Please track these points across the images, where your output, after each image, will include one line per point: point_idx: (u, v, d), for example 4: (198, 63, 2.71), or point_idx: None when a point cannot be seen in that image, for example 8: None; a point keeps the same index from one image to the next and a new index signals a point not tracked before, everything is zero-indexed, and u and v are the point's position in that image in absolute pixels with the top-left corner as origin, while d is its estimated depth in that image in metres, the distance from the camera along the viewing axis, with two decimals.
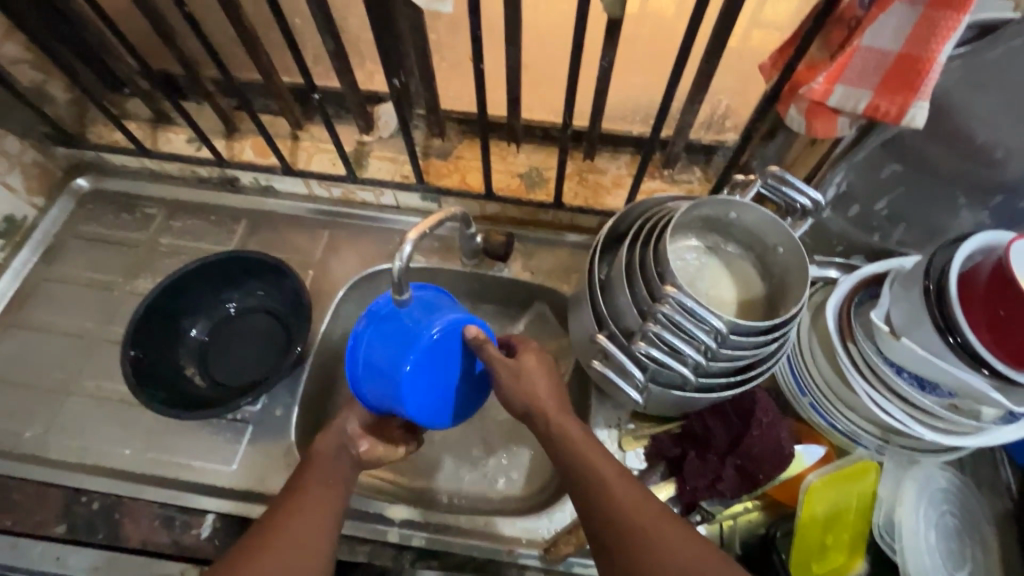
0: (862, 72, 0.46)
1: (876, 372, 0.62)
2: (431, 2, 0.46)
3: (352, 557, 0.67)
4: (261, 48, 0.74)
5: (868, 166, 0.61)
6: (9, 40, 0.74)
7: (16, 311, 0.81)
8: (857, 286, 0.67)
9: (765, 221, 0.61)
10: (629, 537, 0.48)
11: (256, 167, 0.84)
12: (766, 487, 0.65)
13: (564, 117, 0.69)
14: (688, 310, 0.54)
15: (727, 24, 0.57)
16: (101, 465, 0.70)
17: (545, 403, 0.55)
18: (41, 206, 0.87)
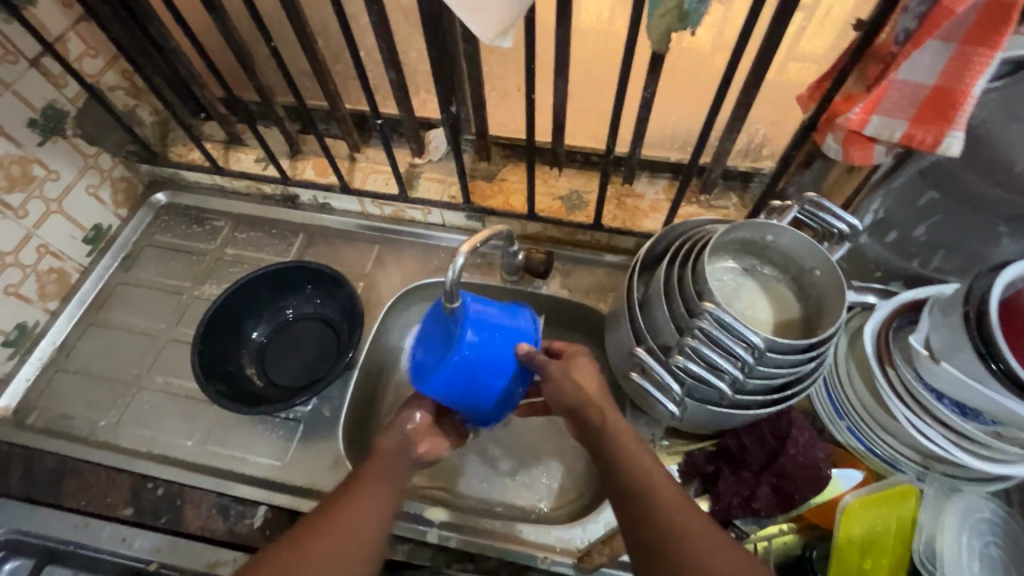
0: (898, 104, 0.49)
1: (916, 397, 0.63)
2: (494, 37, 0.50)
3: (391, 555, 0.70)
4: (330, 77, 0.81)
5: (906, 193, 0.63)
6: (111, 68, 0.85)
7: (97, 311, 0.89)
8: (896, 311, 0.68)
9: (803, 245, 0.63)
10: (676, 546, 0.50)
11: (317, 184, 0.91)
12: (802, 509, 0.65)
13: (608, 143, 0.73)
14: (726, 326, 0.56)
15: (766, 58, 0.60)
16: (167, 455, 0.76)
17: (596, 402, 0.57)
18: (124, 216, 0.95)
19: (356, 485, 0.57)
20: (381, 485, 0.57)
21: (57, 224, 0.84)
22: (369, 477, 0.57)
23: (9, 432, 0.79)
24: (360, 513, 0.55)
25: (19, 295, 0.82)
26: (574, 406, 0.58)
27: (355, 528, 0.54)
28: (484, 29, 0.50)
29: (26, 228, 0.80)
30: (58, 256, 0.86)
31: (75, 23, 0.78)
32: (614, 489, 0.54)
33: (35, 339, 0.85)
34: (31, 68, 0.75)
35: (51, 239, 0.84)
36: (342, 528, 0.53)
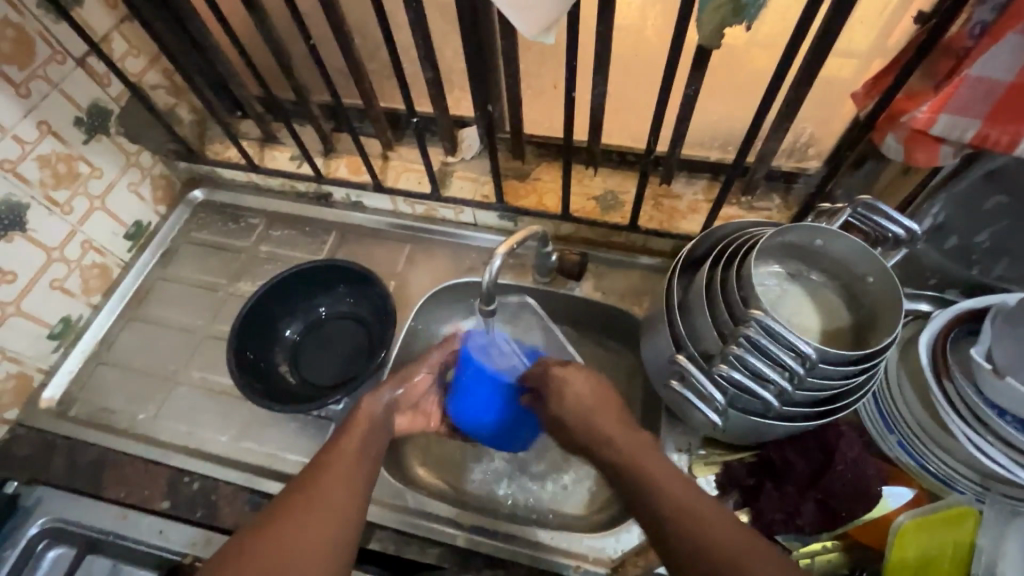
0: (970, 103, 0.45)
1: (976, 413, 0.59)
2: (538, 34, 0.49)
3: (421, 557, 0.69)
4: (366, 76, 0.81)
5: (970, 197, 0.59)
6: (153, 67, 0.86)
7: (137, 305, 0.91)
8: (953, 321, 0.65)
9: (855, 250, 0.60)
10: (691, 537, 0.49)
11: (350, 183, 0.91)
12: (849, 527, 0.63)
13: (647, 142, 0.71)
14: (774, 334, 0.54)
15: (820, 53, 0.57)
16: (203, 450, 0.78)
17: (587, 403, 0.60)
18: (163, 213, 0.97)
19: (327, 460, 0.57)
20: (350, 459, 0.57)
21: (101, 220, 0.86)
22: (341, 453, 0.58)
23: (53, 423, 0.81)
24: (331, 490, 0.54)
25: (65, 290, 0.84)
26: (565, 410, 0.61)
27: (331, 499, 0.53)
28: (527, 26, 0.48)
29: (71, 223, 0.82)
30: (101, 252, 0.88)
31: (119, 22, 0.80)
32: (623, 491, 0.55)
33: (78, 332, 0.87)
34: (78, 67, 0.77)
35: (94, 235, 0.86)
36: (315, 501, 0.53)
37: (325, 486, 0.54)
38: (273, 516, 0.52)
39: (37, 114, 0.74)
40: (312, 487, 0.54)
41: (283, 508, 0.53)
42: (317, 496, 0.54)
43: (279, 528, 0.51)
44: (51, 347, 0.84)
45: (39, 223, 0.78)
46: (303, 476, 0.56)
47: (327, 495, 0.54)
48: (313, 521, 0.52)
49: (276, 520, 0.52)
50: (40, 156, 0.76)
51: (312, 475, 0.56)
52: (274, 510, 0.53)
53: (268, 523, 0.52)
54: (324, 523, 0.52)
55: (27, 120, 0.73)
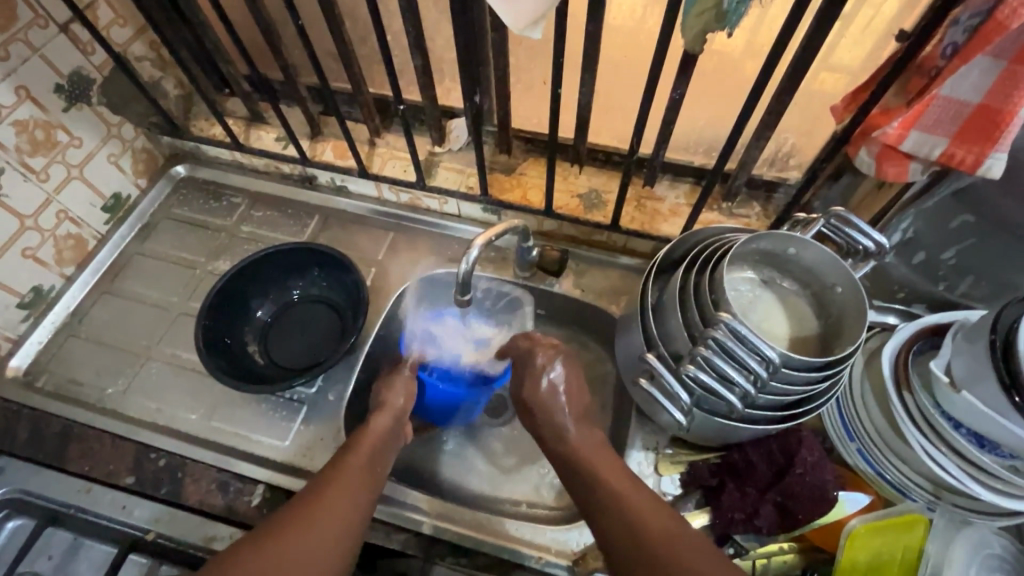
0: (939, 121, 0.47)
1: (932, 424, 0.61)
2: (523, 28, 0.49)
3: (386, 543, 0.68)
4: (355, 60, 0.80)
5: (938, 215, 0.61)
6: (138, 38, 0.85)
7: (112, 279, 0.90)
8: (917, 334, 0.67)
9: (826, 260, 0.61)
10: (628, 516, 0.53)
11: (335, 167, 0.91)
12: (805, 529, 0.64)
13: (631, 144, 0.72)
14: (741, 338, 0.55)
15: (803, 63, 0.58)
16: (171, 427, 0.77)
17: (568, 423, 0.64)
18: (143, 186, 0.96)
19: (342, 466, 0.59)
20: (365, 467, 0.60)
21: (78, 190, 0.85)
22: (353, 461, 0.60)
23: (19, 393, 0.80)
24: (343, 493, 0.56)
25: (37, 259, 0.82)
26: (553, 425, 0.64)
27: (342, 507, 0.55)
28: (514, 18, 0.49)
29: (46, 192, 0.80)
30: (77, 222, 0.86)
31: None
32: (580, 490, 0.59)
33: (50, 302, 0.86)
34: (60, 34, 0.76)
35: (70, 206, 0.84)
36: (327, 504, 0.54)
37: (340, 493, 0.56)
38: (287, 519, 0.52)
39: (15, 78, 0.73)
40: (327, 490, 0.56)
41: (296, 510, 0.54)
42: (329, 499, 0.55)
43: (293, 532, 0.51)
44: (20, 316, 0.82)
45: (13, 189, 0.76)
46: (310, 486, 0.57)
47: (339, 501, 0.55)
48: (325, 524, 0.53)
49: (290, 523, 0.52)
50: (17, 121, 0.74)
51: (325, 481, 0.57)
52: (287, 512, 0.53)
53: (281, 525, 0.52)
54: (335, 528, 0.53)
55: (4, 84, 0.72)
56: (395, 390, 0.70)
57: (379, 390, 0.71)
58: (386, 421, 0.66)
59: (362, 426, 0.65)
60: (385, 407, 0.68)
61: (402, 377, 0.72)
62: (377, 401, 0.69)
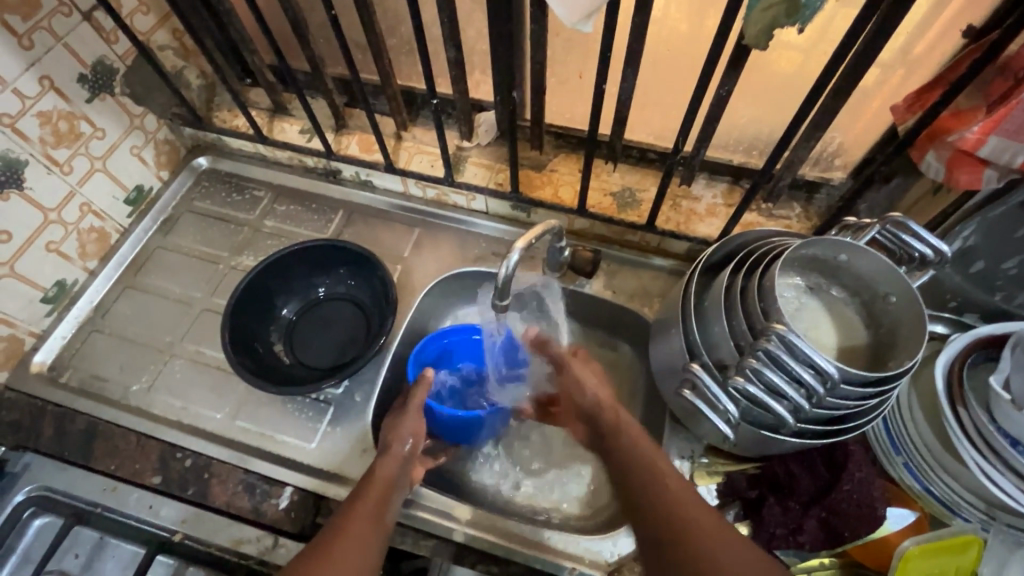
0: (1022, 127, 0.44)
1: (988, 440, 0.58)
2: (576, 20, 0.47)
3: (414, 550, 0.68)
4: (385, 51, 0.78)
5: (1002, 223, 0.58)
6: (162, 26, 0.83)
7: (134, 273, 0.88)
8: (972, 345, 0.64)
9: (882, 269, 0.58)
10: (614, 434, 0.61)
11: (361, 161, 0.89)
12: (848, 546, 0.62)
13: (674, 142, 0.69)
14: (795, 351, 0.52)
15: (864, 60, 0.55)
16: (196, 426, 0.76)
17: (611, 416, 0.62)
18: (165, 178, 0.94)
19: (348, 518, 0.57)
20: (371, 520, 0.57)
21: (101, 183, 0.83)
22: (359, 514, 0.57)
23: (43, 388, 0.79)
24: (351, 550, 0.54)
25: (61, 253, 0.81)
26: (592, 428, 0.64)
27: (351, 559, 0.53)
28: (568, 11, 0.46)
29: (70, 184, 0.79)
30: (100, 216, 0.85)
31: None
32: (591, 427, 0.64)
33: (73, 297, 0.84)
34: (84, 22, 0.74)
35: (93, 198, 0.83)
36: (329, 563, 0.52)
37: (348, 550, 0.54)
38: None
39: (39, 68, 0.71)
40: (332, 547, 0.53)
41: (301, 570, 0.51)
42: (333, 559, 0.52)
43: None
44: (44, 311, 0.81)
45: (37, 182, 0.75)
46: (319, 539, 0.55)
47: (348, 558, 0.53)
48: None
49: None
50: (40, 113, 0.72)
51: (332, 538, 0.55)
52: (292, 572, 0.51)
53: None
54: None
55: (28, 75, 0.70)
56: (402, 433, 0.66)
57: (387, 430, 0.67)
58: (393, 467, 0.63)
59: (369, 471, 0.63)
60: (392, 448, 0.64)
61: (409, 419, 0.68)
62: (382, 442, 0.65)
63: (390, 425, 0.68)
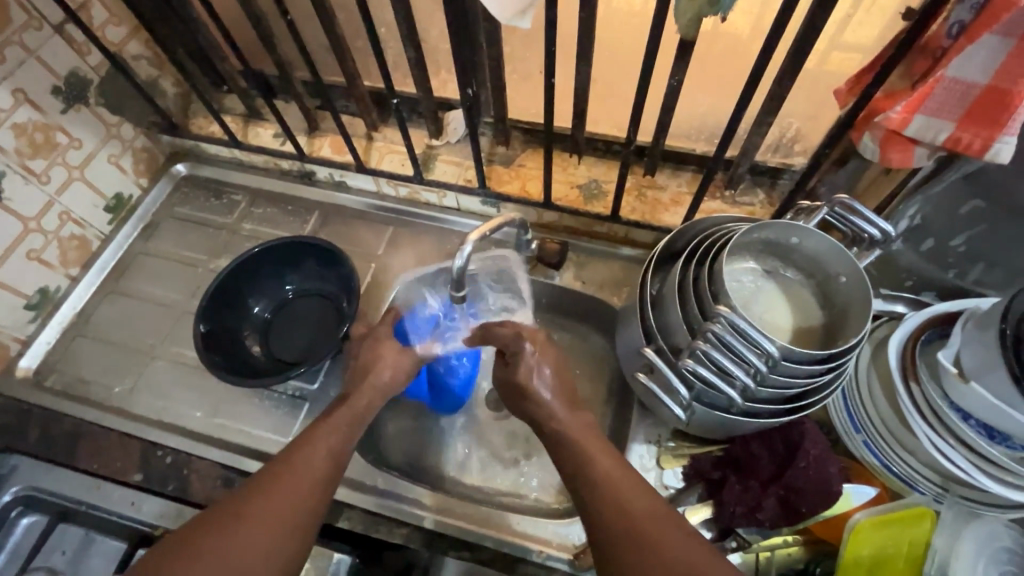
0: (945, 104, 0.45)
1: (938, 414, 0.60)
2: (511, 17, 0.49)
3: (388, 538, 0.70)
4: (348, 53, 0.80)
5: (946, 201, 0.59)
6: (134, 37, 0.85)
7: (117, 278, 0.91)
8: (925, 323, 0.65)
9: (832, 250, 0.60)
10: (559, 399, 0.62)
11: (333, 163, 0.90)
12: (809, 523, 0.63)
13: (630, 132, 0.70)
14: (740, 332, 0.53)
15: (804, 46, 0.56)
16: (176, 424, 0.78)
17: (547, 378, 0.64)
18: (144, 185, 0.96)
19: (300, 446, 0.57)
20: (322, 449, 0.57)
21: (79, 191, 0.85)
22: (316, 440, 0.57)
23: (29, 393, 0.81)
24: (292, 478, 0.54)
25: (42, 261, 0.83)
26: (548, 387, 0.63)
27: (296, 487, 0.53)
28: (501, 9, 0.48)
29: (48, 194, 0.81)
30: (80, 223, 0.87)
31: None
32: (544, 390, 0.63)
33: (56, 303, 0.86)
34: (56, 35, 0.76)
35: (73, 207, 0.85)
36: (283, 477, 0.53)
37: (291, 478, 0.54)
38: (226, 521, 0.50)
39: (12, 81, 0.73)
40: (293, 458, 0.55)
41: (256, 491, 0.52)
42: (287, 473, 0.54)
43: (246, 512, 0.50)
44: (27, 317, 0.83)
45: (16, 191, 0.77)
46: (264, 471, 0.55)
47: (292, 485, 0.53)
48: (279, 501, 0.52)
49: (231, 522, 0.50)
50: (15, 124, 0.75)
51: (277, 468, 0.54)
52: (246, 493, 0.52)
53: (231, 515, 0.51)
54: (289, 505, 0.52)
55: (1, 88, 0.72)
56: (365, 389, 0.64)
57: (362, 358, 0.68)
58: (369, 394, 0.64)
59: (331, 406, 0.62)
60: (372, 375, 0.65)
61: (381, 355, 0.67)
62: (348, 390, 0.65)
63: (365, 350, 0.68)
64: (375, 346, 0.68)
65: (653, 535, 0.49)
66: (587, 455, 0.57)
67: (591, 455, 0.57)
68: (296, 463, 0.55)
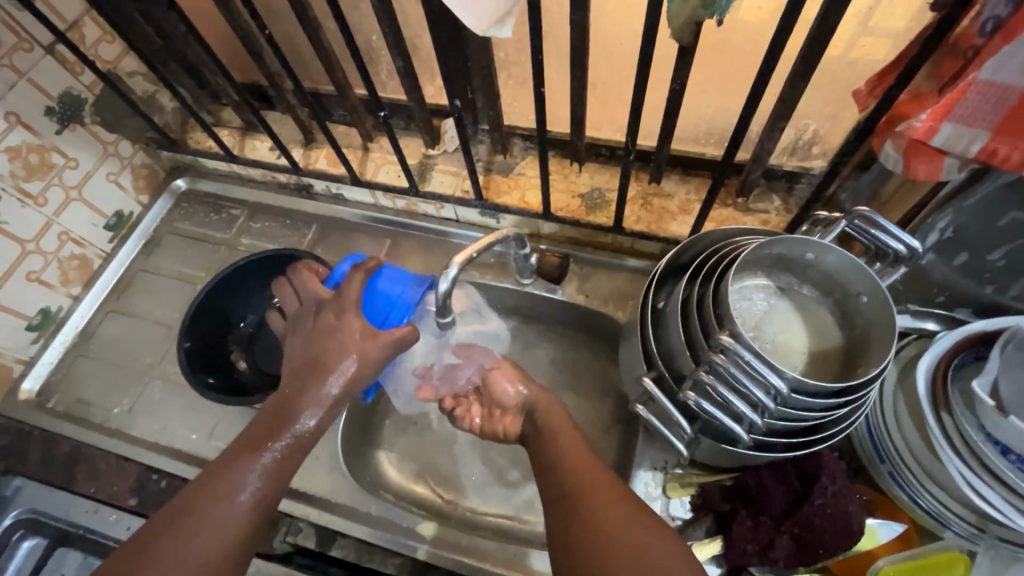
0: (977, 111, 0.40)
1: (974, 449, 0.53)
2: (489, 28, 0.45)
3: (381, 568, 0.69)
4: (337, 63, 0.77)
5: (983, 212, 0.53)
6: (127, 54, 0.85)
7: (119, 296, 0.91)
8: (958, 344, 0.59)
9: (850, 267, 0.54)
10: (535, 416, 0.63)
11: (328, 176, 0.88)
12: (829, 561, 0.58)
13: (630, 140, 0.66)
14: (745, 364, 0.49)
15: (818, 44, 0.51)
16: (171, 446, 0.77)
17: (535, 402, 0.64)
18: (145, 202, 0.96)
19: (233, 464, 0.56)
20: (256, 468, 0.56)
21: (78, 211, 0.85)
22: (251, 457, 0.56)
23: (32, 415, 0.81)
24: (222, 498, 0.53)
25: (42, 282, 0.83)
26: (527, 406, 0.64)
27: (225, 509, 0.53)
28: (475, 19, 0.45)
29: (46, 215, 0.81)
30: (80, 243, 0.87)
31: (89, 8, 0.78)
32: (524, 408, 0.64)
33: (59, 323, 0.87)
34: (47, 56, 0.75)
35: (72, 227, 0.85)
36: (207, 511, 0.52)
37: (222, 497, 0.54)
38: (159, 533, 0.51)
39: (5, 105, 0.73)
40: (225, 479, 0.55)
41: (184, 508, 0.53)
42: (210, 507, 0.53)
43: (156, 556, 0.50)
44: (30, 338, 0.84)
45: (12, 215, 0.77)
46: (201, 482, 0.55)
47: (221, 506, 0.53)
48: (207, 536, 0.51)
49: (163, 536, 0.51)
50: (9, 147, 0.75)
51: (212, 485, 0.54)
52: (178, 507, 0.53)
53: (164, 527, 0.52)
54: (221, 539, 0.52)
55: None
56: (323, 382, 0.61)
57: (316, 351, 0.63)
58: (314, 404, 0.60)
59: (279, 409, 0.61)
60: (318, 382, 0.61)
61: (338, 340, 0.62)
62: (302, 383, 0.61)
63: (319, 343, 0.63)
64: (340, 326, 0.63)
65: (593, 524, 0.50)
66: (555, 445, 0.58)
67: (559, 446, 0.58)
68: (230, 481, 0.54)
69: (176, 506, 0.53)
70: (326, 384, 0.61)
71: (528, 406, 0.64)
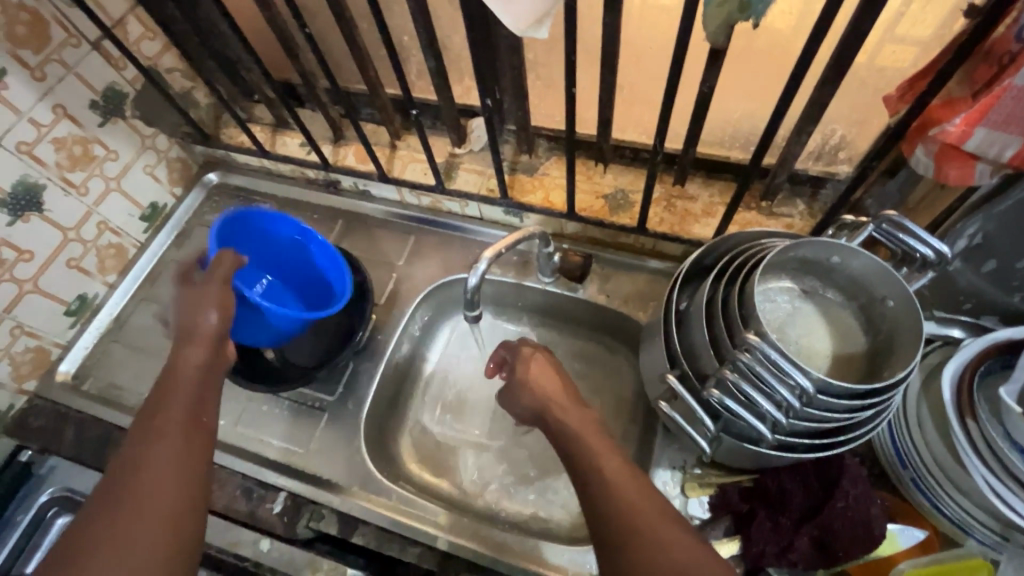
0: (1013, 116, 0.40)
1: (1000, 457, 0.53)
2: (527, 29, 0.47)
3: (401, 556, 0.69)
4: (370, 62, 0.79)
5: (1013, 220, 0.53)
6: (168, 51, 0.87)
7: (151, 285, 0.94)
8: (985, 351, 0.58)
9: (876, 270, 0.54)
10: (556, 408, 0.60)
11: (356, 172, 0.90)
12: (848, 565, 0.58)
13: (657, 141, 0.66)
14: (771, 363, 0.49)
15: (850, 49, 0.51)
16: None
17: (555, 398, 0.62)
18: (179, 194, 0.98)
19: (153, 436, 0.53)
20: (182, 428, 0.55)
21: (116, 202, 0.88)
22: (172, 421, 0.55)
23: (67, 396, 0.84)
24: (158, 462, 0.52)
25: (81, 268, 0.87)
26: (536, 394, 0.62)
27: (167, 468, 0.51)
28: (515, 20, 0.46)
29: (86, 205, 0.84)
30: (117, 232, 0.90)
31: (134, 6, 0.81)
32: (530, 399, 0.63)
33: (95, 309, 0.90)
34: (93, 51, 0.78)
35: (110, 217, 0.88)
36: (150, 472, 0.51)
37: (156, 460, 0.52)
38: (103, 520, 0.48)
39: (52, 97, 0.76)
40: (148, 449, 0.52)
41: (115, 487, 0.50)
42: (146, 474, 0.51)
43: (113, 535, 0.47)
44: (67, 323, 0.87)
45: (56, 203, 0.80)
46: (120, 464, 0.52)
47: (160, 469, 0.51)
48: (164, 492, 0.50)
49: (108, 520, 0.48)
50: (55, 139, 0.78)
51: (135, 460, 0.52)
52: (106, 491, 0.50)
53: (100, 518, 0.48)
54: (179, 488, 0.51)
55: (43, 104, 0.75)
56: (195, 345, 0.61)
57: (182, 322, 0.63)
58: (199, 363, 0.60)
59: (173, 377, 0.59)
60: (196, 344, 0.62)
61: (200, 306, 0.63)
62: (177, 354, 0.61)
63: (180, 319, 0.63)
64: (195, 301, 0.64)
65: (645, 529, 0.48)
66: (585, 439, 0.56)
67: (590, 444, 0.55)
68: (157, 448, 0.52)
69: (105, 495, 0.50)
70: (201, 345, 0.61)
71: (538, 397, 0.62)
